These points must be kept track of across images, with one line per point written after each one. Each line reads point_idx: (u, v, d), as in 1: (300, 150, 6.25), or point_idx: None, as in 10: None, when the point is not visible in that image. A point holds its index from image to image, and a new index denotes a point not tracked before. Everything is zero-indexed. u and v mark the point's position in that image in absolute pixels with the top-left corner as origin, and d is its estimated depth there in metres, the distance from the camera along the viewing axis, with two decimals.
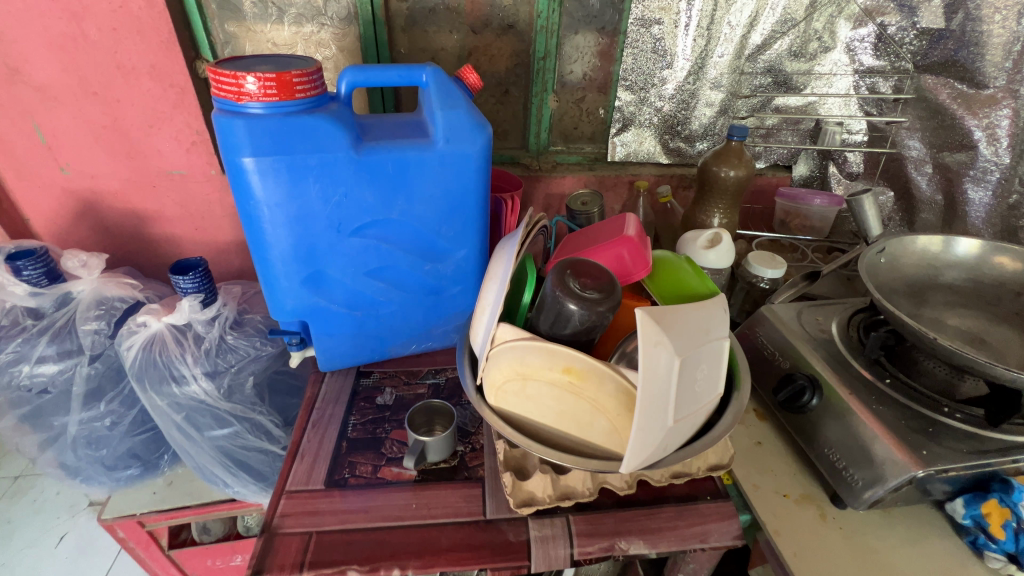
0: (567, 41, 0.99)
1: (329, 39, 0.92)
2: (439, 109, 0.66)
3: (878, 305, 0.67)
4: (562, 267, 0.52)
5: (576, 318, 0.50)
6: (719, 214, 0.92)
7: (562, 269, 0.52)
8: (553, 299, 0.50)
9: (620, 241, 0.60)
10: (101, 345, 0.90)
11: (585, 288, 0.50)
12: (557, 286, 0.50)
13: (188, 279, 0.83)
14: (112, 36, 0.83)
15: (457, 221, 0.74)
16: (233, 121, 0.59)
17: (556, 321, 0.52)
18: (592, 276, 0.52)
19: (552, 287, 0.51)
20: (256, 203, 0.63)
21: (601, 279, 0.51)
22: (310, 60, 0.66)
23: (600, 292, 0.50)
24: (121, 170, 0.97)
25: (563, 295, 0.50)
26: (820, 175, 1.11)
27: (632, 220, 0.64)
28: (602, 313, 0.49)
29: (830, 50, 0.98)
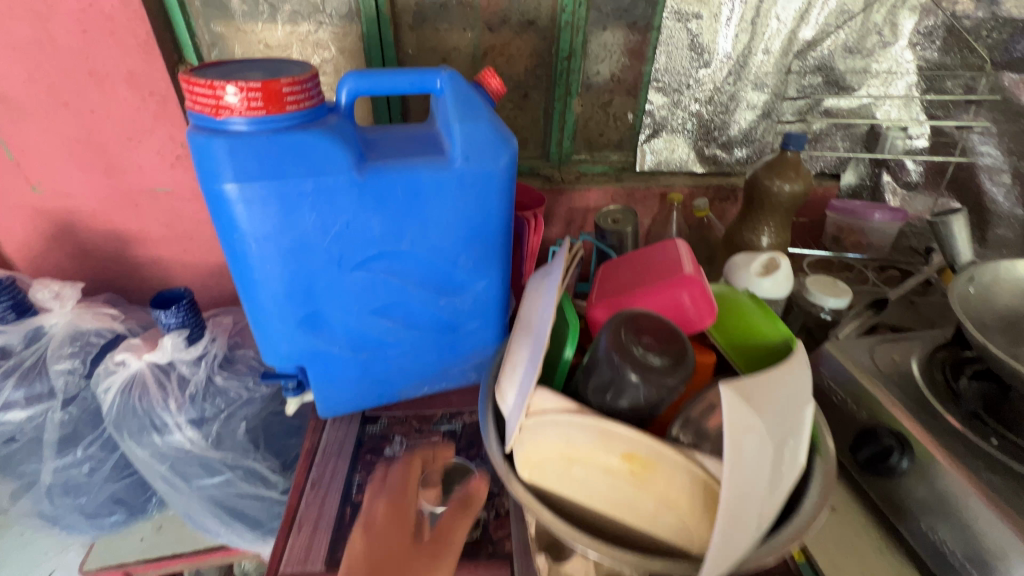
0: (594, 38, 0.88)
1: (328, 39, 0.82)
2: (457, 121, 0.56)
3: (978, 345, 0.56)
4: (619, 322, 0.43)
5: (635, 389, 0.40)
6: (768, 233, 0.81)
7: (620, 323, 0.43)
8: (607, 362, 0.41)
9: (675, 279, 0.49)
10: (76, 386, 0.80)
11: (649, 350, 0.41)
12: (615, 347, 0.41)
13: (170, 313, 0.74)
14: (81, 38, 0.73)
15: (477, 249, 0.63)
16: (211, 140, 0.49)
17: (608, 390, 0.42)
18: (657, 337, 0.42)
19: (607, 345, 0.42)
20: (242, 236, 0.53)
21: (670, 343, 0.42)
22: (304, 65, 0.56)
23: (668, 359, 0.40)
24: (99, 188, 0.87)
25: (621, 358, 0.40)
26: (871, 184, 0.99)
27: (687, 255, 0.54)
28: (671, 386, 0.39)
29: (891, 46, 0.87)
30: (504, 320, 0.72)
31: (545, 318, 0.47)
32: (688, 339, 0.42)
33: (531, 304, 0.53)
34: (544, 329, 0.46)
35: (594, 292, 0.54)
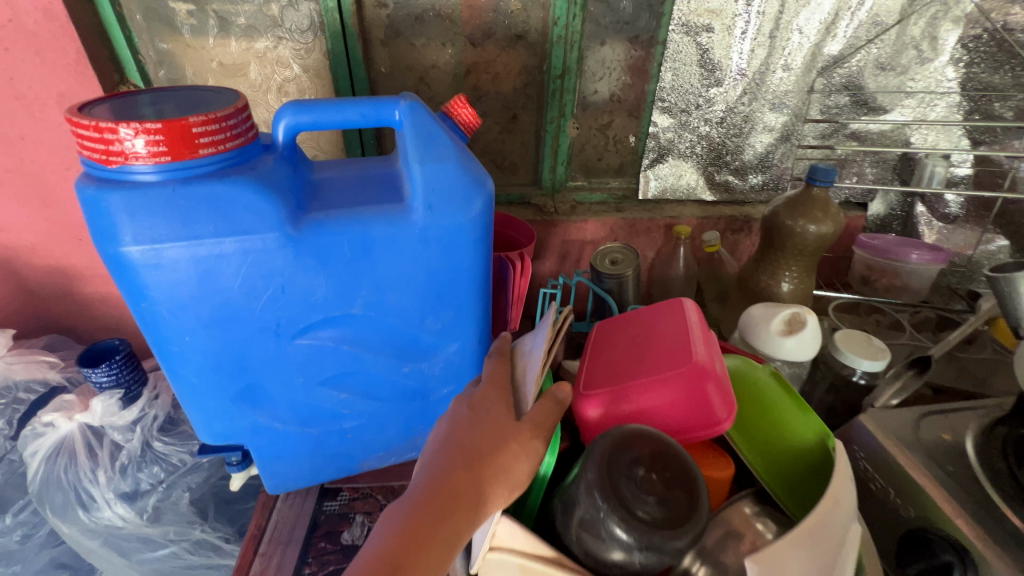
0: (590, 53, 0.78)
1: (289, 56, 0.72)
2: (416, 162, 0.46)
3: None
4: (608, 449, 0.33)
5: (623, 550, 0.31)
6: (790, 278, 0.70)
7: (612, 448, 0.33)
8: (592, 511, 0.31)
9: (688, 371, 0.40)
10: (1, 448, 0.72)
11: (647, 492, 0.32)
12: (605, 490, 0.31)
13: (100, 371, 0.65)
14: (3, 57, 0.64)
15: (446, 311, 0.53)
16: (103, 193, 0.39)
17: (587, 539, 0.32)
18: (662, 470, 0.33)
19: (592, 484, 0.32)
20: (151, 304, 0.44)
21: (676, 481, 0.33)
22: (232, 94, 0.46)
23: (670, 507, 0.31)
24: (36, 221, 0.77)
25: (612, 507, 0.31)
26: (903, 214, 0.88)
27: (696, 330, 0.44)
28: (676, 548, 0.30)
29: (930, 62, 0.77)
30: None
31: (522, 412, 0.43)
32: (700, 471, 0.33)
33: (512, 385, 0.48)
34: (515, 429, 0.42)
35: (583, 374, 0.45)
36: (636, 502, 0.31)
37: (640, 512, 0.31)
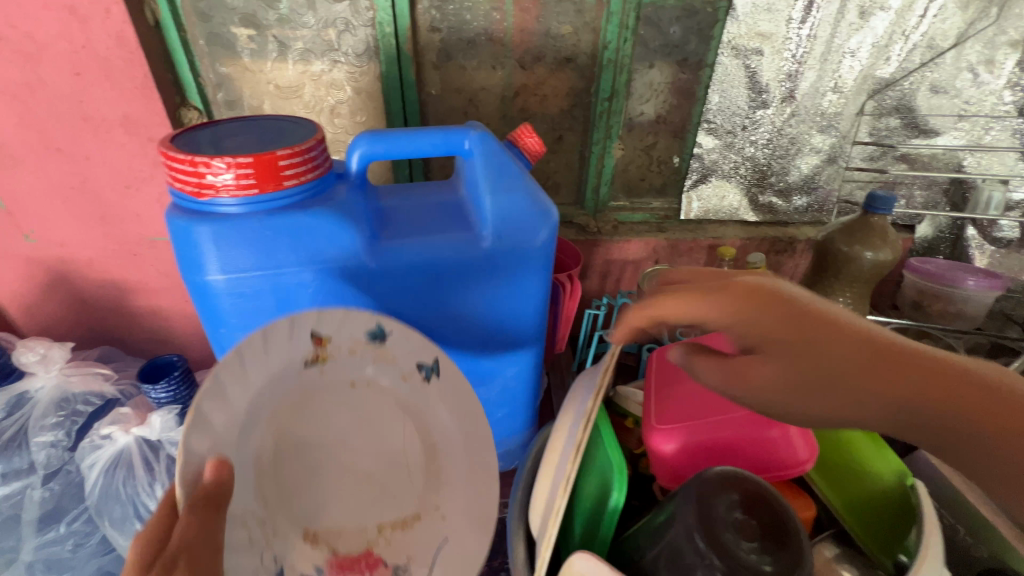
0: (638, 75, 0.79)
1: (343, 79, 0.74)
2: (488, 193, 0.47)
3: None
4: (700, 501, 0.33)
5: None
6: (843, 304, 0.69)
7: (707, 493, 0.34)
8: (701, 563, 0.32)
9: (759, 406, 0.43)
10: (59, 459, 0.73)
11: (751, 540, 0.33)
12: (708, 537, 0.32)
13: (160, 388, 0.66)
14: (74, 81, 0.66)
15: (507, 335, 0.54)
16: (193, 225, 0.40)
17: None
18: (756, 513, 0.34)
19: (699, 541, 0.32)
20: (229, 330, 0.45)
21: (770, 522, 0.34)
22: (310, 125, 0.48)
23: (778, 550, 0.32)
24: (95, 237, 0.79)
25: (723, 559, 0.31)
26: (950, 237, 0.86)
27: None
28: None
29: (986, 85, 0.76)
30: (533, 407, 0.62)
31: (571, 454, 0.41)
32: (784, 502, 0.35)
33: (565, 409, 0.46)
34: (561, 473, 0.41)
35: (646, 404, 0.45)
36: (743, 549, 0.32)
37: (760, 564, 0.31)
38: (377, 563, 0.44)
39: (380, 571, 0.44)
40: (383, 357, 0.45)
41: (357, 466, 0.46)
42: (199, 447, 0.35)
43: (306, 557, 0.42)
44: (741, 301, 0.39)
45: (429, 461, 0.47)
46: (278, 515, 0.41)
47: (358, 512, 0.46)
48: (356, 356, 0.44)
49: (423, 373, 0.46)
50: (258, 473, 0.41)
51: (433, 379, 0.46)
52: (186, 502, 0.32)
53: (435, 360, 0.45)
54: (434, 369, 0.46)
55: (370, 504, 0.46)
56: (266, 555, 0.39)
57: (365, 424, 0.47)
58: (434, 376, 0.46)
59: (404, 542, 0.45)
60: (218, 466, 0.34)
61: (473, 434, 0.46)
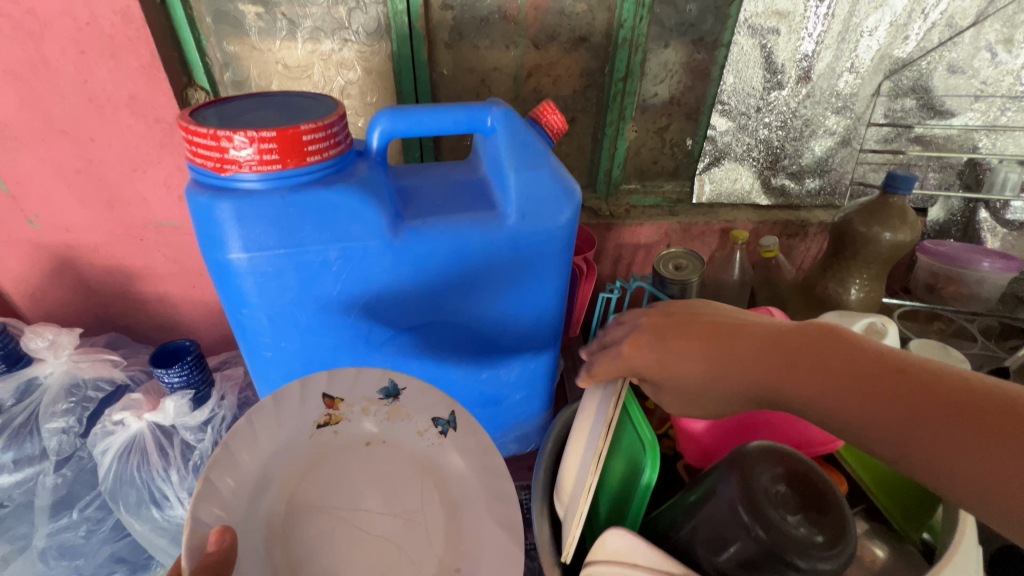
0: (653, 55, 0.78)
1: (353, 58, 0.72)
2: (511, 170, 0.46)
3: None
4: (745, 478, 0.33)
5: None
6: (859, 285, 0.69)
7: (750, 467, 0.34)
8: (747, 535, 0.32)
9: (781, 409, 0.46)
10: (71, 445, 0.72)
11: (796, 513, 0.32)
12: (751, 509, 0.32)
13: (173, 372, 0.66)
14: (79, 60, 0.64)
15: (529, 317, 0.53)
16: (214, 201, 0.39)
17: (737, 562, 0.33)
18: (800, 487, 0.34)
19: (744, 513, 0.32)
20: (251, 310, 0.44)
21: (813, 497, 0.33)
22: (330, 102, 0.47)
23: (823, 524, 0.32)
24: (101, 222, 0.78)
25: (766, 529, 0.31)
26: (963, 220, 0.86)
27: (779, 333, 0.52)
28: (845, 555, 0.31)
29: (1004, 65, 0.75)
30: (551, 390, 0.62)
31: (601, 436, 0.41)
32: (825, 475, 0.35)
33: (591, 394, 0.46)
34: (590, 452, 0.41)
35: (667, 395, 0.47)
36: (790, 522, 0.32)
37: (809, 537, 0.31)
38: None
39: None
40: (397, 415, 0.45)
41: (371, 529, 0.42)
42: (208, 516, 0.35)
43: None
44: (695, 334, 0.41)
45: (450, 514, 0.43)
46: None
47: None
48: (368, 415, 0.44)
49: (439, 427, 0.44)
50: (269, 536, 0.39)
51: (450, 434, 0.44)
52: (190, 569, 0.31)
53: (450, 412, 0.44)
54: (449, 422, 0.44)
55: (385, 572, 0.40)
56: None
57: (381, 484, 0.45)
58: (451, 429, 0.44)
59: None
60: (221, 533, 0.33)
61: (494, 487, 0.42)
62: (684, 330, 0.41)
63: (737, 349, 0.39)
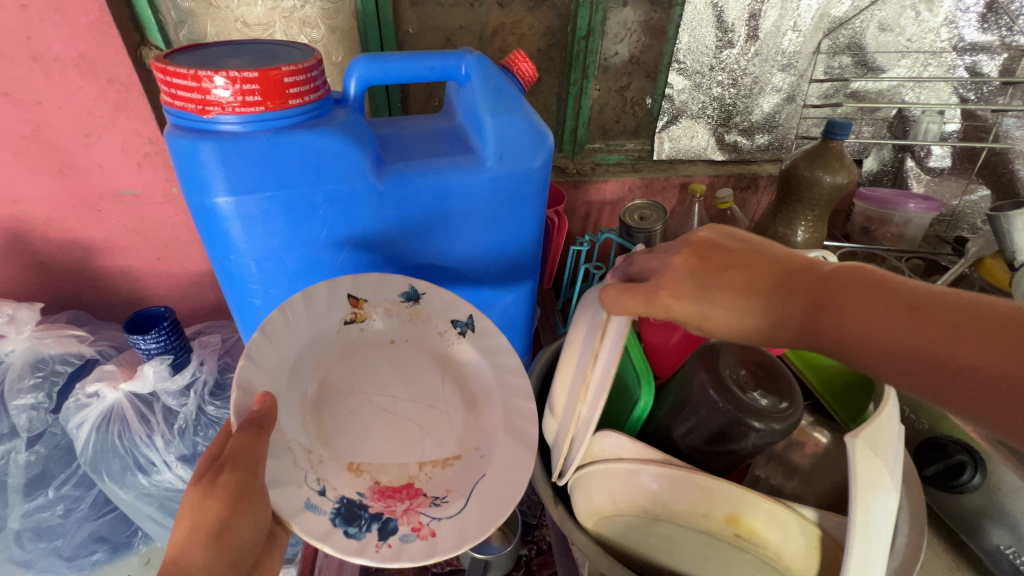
0: (613, 14, 0.80)
1: (316, 15, 0.69)
2: (488, 115, 0.48)
3: None
4: (708, 364, 0.39)
5: (754, 436, 0.37)
6: (804, 227, 0.76)
7: (713, 355, 0.40)
8: (707, 404, 0.38)
9: None
10: (42, 422, 0.70)
11: (753, 389, 0.38)
12: (720, 389, 0.37)
13: (149, 338, 0.64)
14: (19, 15, 0.61)
15: (509, 258, 0.56)
16: (197, 142, 0.40)
17: (709, 437, 0.39)
18: (752, 369, 0.40)
19: (706, 386, 0.38)
20: (239, 256, 0.46)
21: (766, 376, 0.39)
22: (306, 50, 0.47)
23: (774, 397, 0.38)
24: (53, 192, 0.74)
25: (732, 403, 0.37)
26: (894, 169, 0.95)
27: None
28: (795, 416, 0.37)
29: (926, 23, 0.82)
30: (529, 332, 0.66)
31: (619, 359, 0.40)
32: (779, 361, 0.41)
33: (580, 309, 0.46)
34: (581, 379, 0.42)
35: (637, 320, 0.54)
36: (749, 395, 0.37)
37: (761, 402, 0.37)
38: (418, 493, 0.43)
39: (421, 500, 0.42)
40: (417, 316, 0.51)
41: (396, 410, 0.48)
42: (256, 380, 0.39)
43: (349, 483, 0.41)
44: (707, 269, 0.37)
45: (467, 408, 0.50)
46: (321, 448, 0.43)
47: (399, 452, 0.45)
48: (391, 315, 0.50)
49: (457, 328, 0.51)
50: (304, 412, 0.44)
51: (468, 334, 0.51)
52: (239, 424, 0.36)
53: (468, 315, 0.51)
54: (468, 324, 0.51)
55: (409, 444, 0.46)
56: (309, 476, 0.40)
57: (403, 374, 0.50)
58: (469, 330, 0.51)
59: (446, 478, 0.45)
60: (265, 396, 0.38)
61: (508, 382, 0.48)
62: (722, 280, 0.36)
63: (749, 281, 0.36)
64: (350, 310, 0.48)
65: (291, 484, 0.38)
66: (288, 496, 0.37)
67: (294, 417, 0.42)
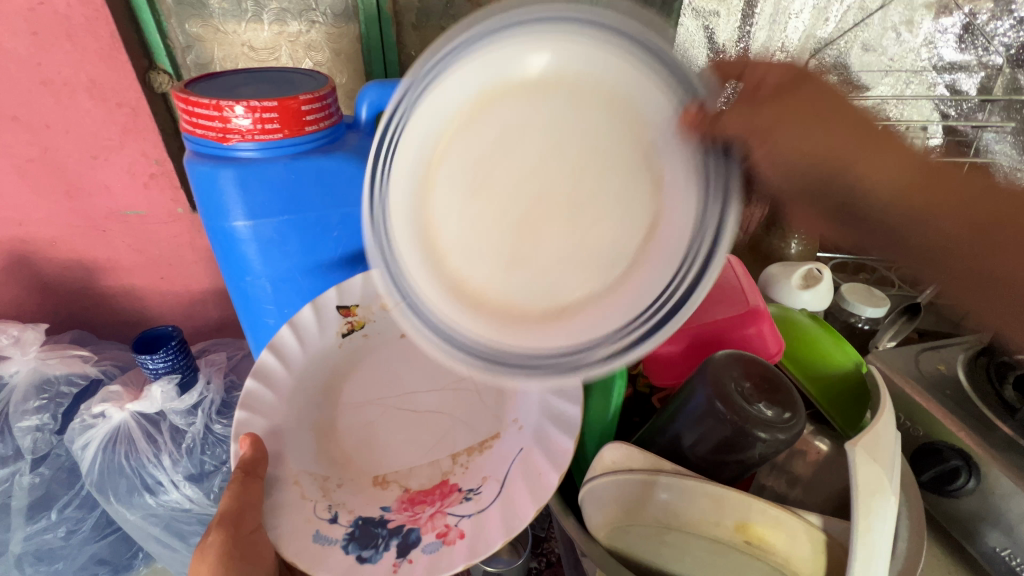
0: None
1: (321, 40, 0.73)
2: None
3: None
4: (712, 375, 0.41)
5: (760, 446, 0.38)
6: (798, 240, 0.78)
7: (718, 367, 0.41)
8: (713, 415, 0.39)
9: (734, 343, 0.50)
10: (47, 443, 0.70)
11: (758, 400, 0.40)
12: (728, 403, 0.39)
13: (157, 358, 0.65)
14: (31, 42, 0.62)
15: None
16: (217, 170, 0.41)
17: (717, 447, 0.40)
18: (755, 378, 0.41)
19: (711, 397, 0.40)
20: (256, 278, 0.47)
21: (770, 385, 0.41)
22: (319, 77, 0.49)
23: (778, 406, 0.40)
24: (59, 213, 0.75)
25: (738, 414, 0.38)
26: None
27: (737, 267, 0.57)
28: (799, 418, 0.39)
29: (908, 43, 0.86)
30: None
31: (664, 138, 0.36)
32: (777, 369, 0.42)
33: (644, 283, 0.38)
34: None
35: None
36: (754, 406, 0.39)
37: (765, 411, 0.39)
38: (452, 490, 0.42)
39: (457, 496, 0.41)
40: None
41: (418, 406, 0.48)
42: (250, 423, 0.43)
43: (371, 501, 0.42)
44: (916, 190, 0.35)
45: None
46: (339, 472, 0.43)
47: (427, 452, 0.45)
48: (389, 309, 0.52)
49: None
50: (318, 435, 0.46)
51: None
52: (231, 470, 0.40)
53: None
54: None
55: (436, 441, 0.46)
56: (319, 506, 0.40)
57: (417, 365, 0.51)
58: None
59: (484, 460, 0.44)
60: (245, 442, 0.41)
61: None
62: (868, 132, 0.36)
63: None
64: (346, 321, 0.51)
65: (299, 520, 0.39)
66: (293, 531, 0.38)
67: (303, 451, 0.44)
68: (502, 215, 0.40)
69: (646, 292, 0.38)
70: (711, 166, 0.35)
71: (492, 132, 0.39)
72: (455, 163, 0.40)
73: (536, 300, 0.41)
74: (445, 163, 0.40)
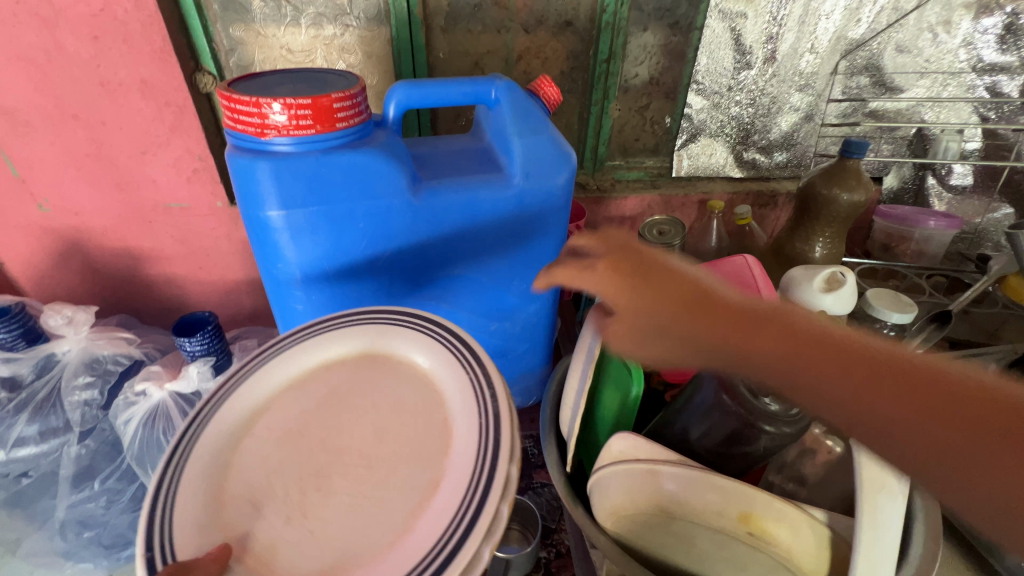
0: (633, 38, 0.84)
1: (354, 43, 0.76)
2: (516, 136, 0.52)
3: None
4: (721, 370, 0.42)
5: (766, 437, 0.41)
6: (823, 243, 0.78)
7: (727, 363, 0.43)
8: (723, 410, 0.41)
9: None
10: (92, 417, 0.75)
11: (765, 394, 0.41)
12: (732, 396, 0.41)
13: (195, 341, 0.70)
14: (92, 45, 0.67)
15: (533, 270, 0.59)
16: (255, 162, 0.44)
17: (723, 438, 0.43)
18: None
19: (718, 390, 0.42)
20: (286, 265, 0.50)
21: None
22: (351, 77, 0.51)
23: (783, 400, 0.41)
24: (110, 204, 0.80)
25: (747, 408, 0.40)
26: (914, 188, 0.94)
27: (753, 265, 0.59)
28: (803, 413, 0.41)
29: (945, 45, 0.84)
30: (551, 342, 0.68)
31: (460, 408, 0.40)
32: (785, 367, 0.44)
33: (425, 528, 0.33)
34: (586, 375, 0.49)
35: None
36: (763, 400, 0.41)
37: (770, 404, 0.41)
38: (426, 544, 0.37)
39: None
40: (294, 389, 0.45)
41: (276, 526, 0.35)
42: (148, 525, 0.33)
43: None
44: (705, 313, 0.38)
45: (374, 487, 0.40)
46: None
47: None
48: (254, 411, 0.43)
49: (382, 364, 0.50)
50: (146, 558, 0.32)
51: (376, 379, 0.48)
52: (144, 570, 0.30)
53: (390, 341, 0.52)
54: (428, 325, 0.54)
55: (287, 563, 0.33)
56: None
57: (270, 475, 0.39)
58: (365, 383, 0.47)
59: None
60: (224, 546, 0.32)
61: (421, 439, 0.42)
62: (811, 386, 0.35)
63: (904, 385, 0.32)
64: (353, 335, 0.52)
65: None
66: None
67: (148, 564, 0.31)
68: (298, 466, 0.38)
69: (423, 541, 0.32)
70: (485, 424, 0.37)
71: (331, 388, 0.45)
72: (282, 418, 0.42)
73: (312, 554, 0.33)
74: (275, 411, 0.43)
